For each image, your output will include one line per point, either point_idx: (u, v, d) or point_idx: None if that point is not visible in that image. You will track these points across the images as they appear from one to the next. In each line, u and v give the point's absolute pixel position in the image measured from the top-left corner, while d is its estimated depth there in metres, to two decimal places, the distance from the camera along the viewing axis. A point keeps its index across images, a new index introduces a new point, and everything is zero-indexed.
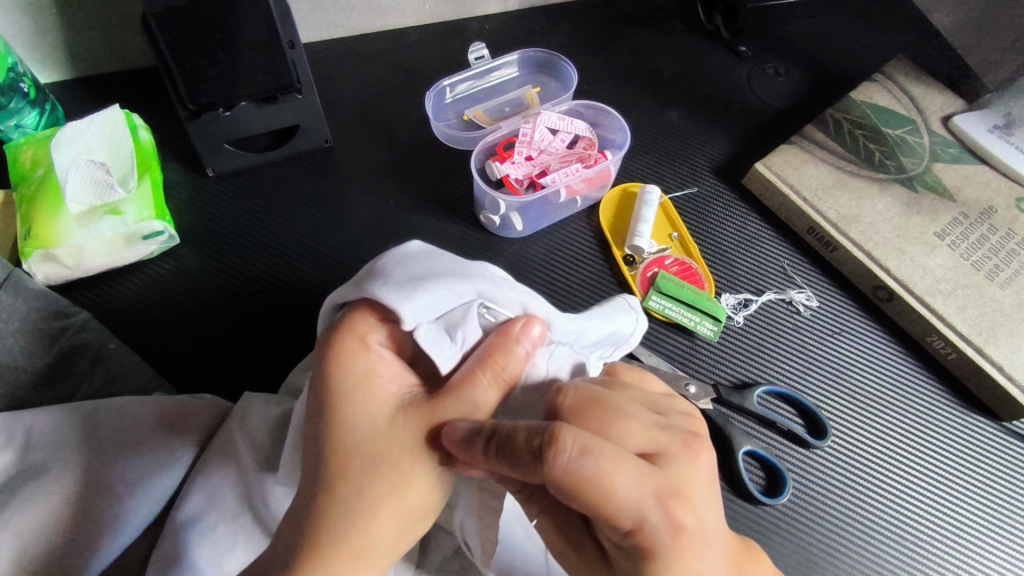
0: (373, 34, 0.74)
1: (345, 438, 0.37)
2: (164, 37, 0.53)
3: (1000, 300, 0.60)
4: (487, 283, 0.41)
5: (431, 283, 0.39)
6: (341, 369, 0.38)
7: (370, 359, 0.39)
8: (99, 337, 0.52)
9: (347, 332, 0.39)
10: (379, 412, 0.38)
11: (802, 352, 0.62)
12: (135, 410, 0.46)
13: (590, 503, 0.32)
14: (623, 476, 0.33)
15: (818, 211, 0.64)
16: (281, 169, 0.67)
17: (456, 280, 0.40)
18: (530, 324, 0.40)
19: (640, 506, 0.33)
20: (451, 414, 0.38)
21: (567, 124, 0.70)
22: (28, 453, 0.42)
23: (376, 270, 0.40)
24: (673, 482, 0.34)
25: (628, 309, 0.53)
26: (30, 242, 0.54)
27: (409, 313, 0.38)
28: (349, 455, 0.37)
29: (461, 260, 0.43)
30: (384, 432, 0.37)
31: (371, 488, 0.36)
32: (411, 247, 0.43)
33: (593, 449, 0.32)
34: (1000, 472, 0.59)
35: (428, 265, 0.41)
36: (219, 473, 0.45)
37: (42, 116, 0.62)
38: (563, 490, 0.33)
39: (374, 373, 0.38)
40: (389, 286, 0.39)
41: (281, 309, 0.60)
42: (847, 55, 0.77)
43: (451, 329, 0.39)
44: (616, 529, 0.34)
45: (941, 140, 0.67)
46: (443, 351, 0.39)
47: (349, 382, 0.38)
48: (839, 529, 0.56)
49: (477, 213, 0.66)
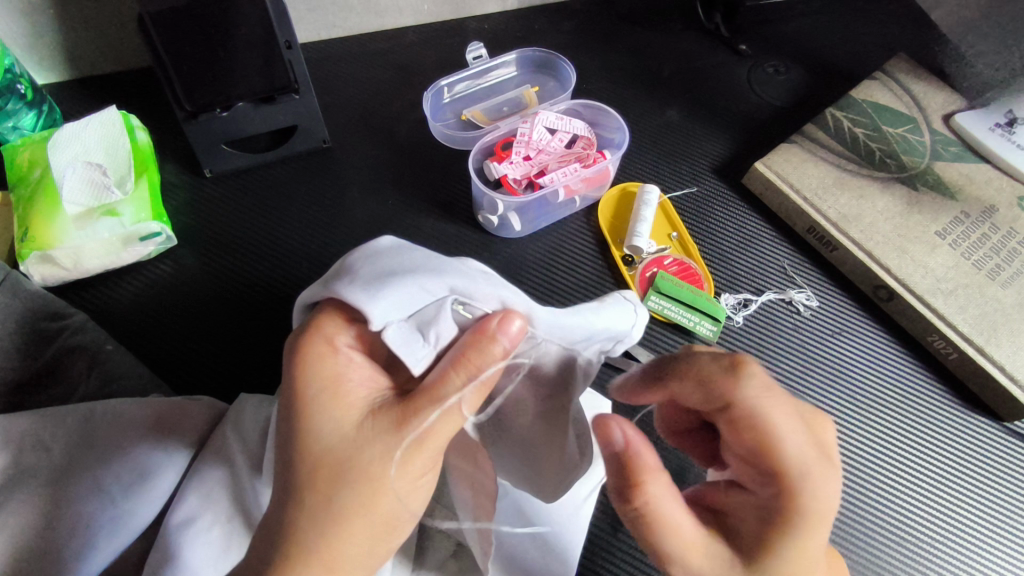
0: (372, 34, 0.74)
1: (313, 445, 0.36)
2: (161, 37, 0.53)
3: (1001, 300, 0.59)
4: (460, 279, 0.39)
5: (400, 279, 0.38)
6: (308, 374, 0.37)
7: (339, 361, 0.38)
8: (97, 339, 0.51)
9: (315, 334, 0.38)
10: (347, 416, 0.37)
11: (802, 352, 0.62)
12: (131, 411, 0.45)
13: (762, 436, 0.35)
14: (791, 427, 0.36)
15: (818, 211, 0.64)
16: (278, 170, 0.67)
17: (427, 276, 0.39)
18: (508, 322, 0.37)
19: (805, 455, 0.35)
20: (422, 418, 0.36)
21: (565, 124, 0.70)
22: (24, 455, 0.42)
23: (345, 269, 0.40)
24: (825, 449, 0.37)
25: (623, 302, 0.46)
26: (27, 244, 0.54)
27: (374, 311, 0.36)
28: (318, 462, 0.35)
29: (435, 257, 0.41)
30: (352, 439, 0.36)
31: (341, 498, 0.35)
32: (384, 245, 0.42)
33: (774, 393, 0.36)
34: (1001, 472, 0.58)
35: (398, 263, 0.40)
36: (213, 476, 0.45)
37: (39, 118, 0.62)
38: (742, 418, 0.36)
39: (343, 376, 0.37)
40: (355, 284, 0.38)
41: (277, 311, 0.60)
42: (848, 53, 0.76)
43: (423, 327, 0.38)
44: (765, 484, 0.36)
45: (942, 139, 0.67)
46: (414, 351, 0.38)
47: (318, 386, 0.37)
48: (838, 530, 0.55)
49: (475, 214, 0.66)
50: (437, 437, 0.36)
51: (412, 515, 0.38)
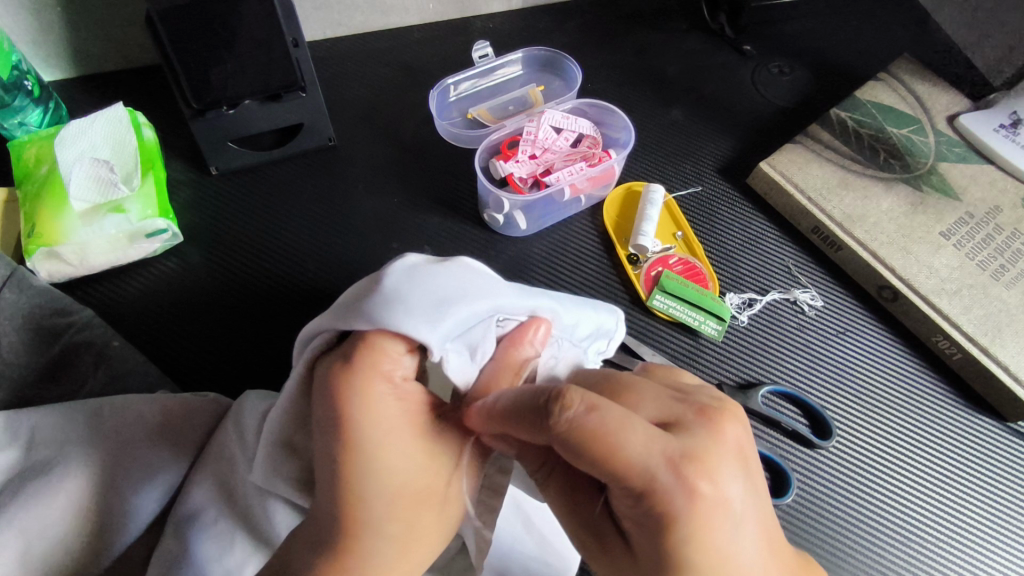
0: (377, 33, 0.74)
1: (388, 484, 0.37)
2: (168, 34, 0.53)
3: (1005, 300, 0.59)
4: (503, 300, 0.41)
5: (455, 309, 0.38)
6: (372, 414, 0.37)
7: (397, 396, 0.38)
8: (102, 335, 0.51)
9: (373, 374, 0.37)
10: (416, 449, 0.38)
11: (807, 352, 0.62)
12: (139, 407, 0.45)
13: (596, 462, 0.31)
14: (631, 434, 0.31)
15: (822, 211, 0.64)
16: (284, 168, 0.67)
17: (475, 296, 0.40)
18: (539, 330, 0.42)
19: (652, 463, 0.31)
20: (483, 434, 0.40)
21: (571, 123, 0.70)
22: (33, 451, 0.42)
23: (386, 296, 0.38)
24: (690, 448, 0.32)
25: (612, 310, 0.52)
26: (34, 240, 0.54)
27: (437, 344, 0.37)
28: (397, 494, 0.37)
29: (464, 272, 0.41)
30: (423, 464, 0.38)
31: (420, 522, 0.38)
32: (407, 265, 0.40)
33: (601, 407, 0.32)
34: (1005, 472, 0.58)
35: (438, 283, 0.39)
36: (220, 470, 0.45)
37: (45, 114, 0.62)
38: (573, 450, 0.32)
39: (401, 410, 0.38)
40: (412, 314, 0.37)
41: (283, 307, 0.60)
42: (852, 54, 0.77)
43: (471, 349, 0.40)
44: (636, 507, 0.32)
45: (946, 140, 0.67)
46: (466, 374, 0.40)
47: (380, 427, 0.37)
48: (841, 527, 0.56)
49: (480, 212, 0.66)
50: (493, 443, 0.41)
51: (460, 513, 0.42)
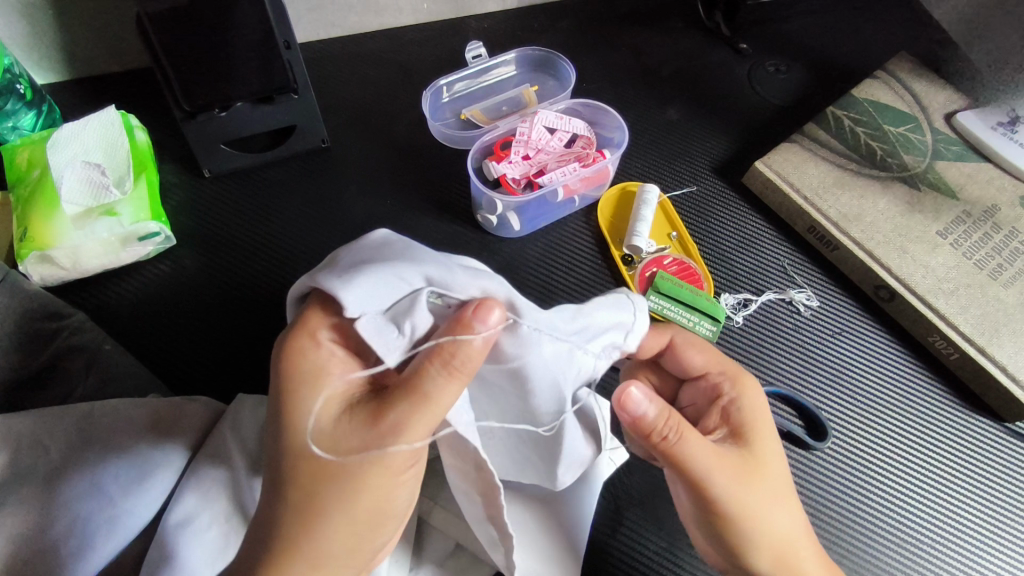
0: (371, 33, 0.74)
1: (294, 443, 0.36)
2: (158, 36, 0.53)
3: (1002, 300, 0.59)
4: (437, 269, 0.39)
5: (376, 270, 0.38)
6: (290, 370, 0.37)
7: (321, 359, 0.37)
8: (95, 340, 0.52)
9: (298, 330, 0.38)
10: (328, 412, 0.36)
11: (801, 352, 0.61)
12: (128, 412, 0.45)
13: None
14: None
15: (818, 210, 0.64)
16: (278, 169, 0.66)
17: (405, 266, 0.39)
18: (486, 312, 0.36)
19: None
20: (395, 412, 0.35)
21: (565, 123, 0.69)
22: (23, 456, 0.42)
23: (330, 261, 0.40)
24: None
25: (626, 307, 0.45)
26: (25, 244, 0.54)
27: (347, 297, 0.36)
28: (299, 458, 0.36)
29: (417, 248, 0.41)
30: (332, 431, 0.36)
31: (321, 494, 0.35)
32: (375, 238, 0.42)
33: None
34: (1004, 475, 0.58)
35: (381, 253, 0.40)
36: (210, 474, 0.45)
37: (38, 118, 0.62)
38: None
39: (324, 370, 0.37)
40: (335, 272, 0.38)
41: (276, 310, 0.60)
42: (849, 52, 0.76)
43: (398, 319, 0.37)
44: None
45: (944, 137, 0.66)
46: (388, 343, 0.37)
47: (298, 380, 0.37)
48: (837, 529, 0.55)
49: (474, 212, 0.66)
50: (412, 426, 0.35)
51: (396, 513, 0.38)
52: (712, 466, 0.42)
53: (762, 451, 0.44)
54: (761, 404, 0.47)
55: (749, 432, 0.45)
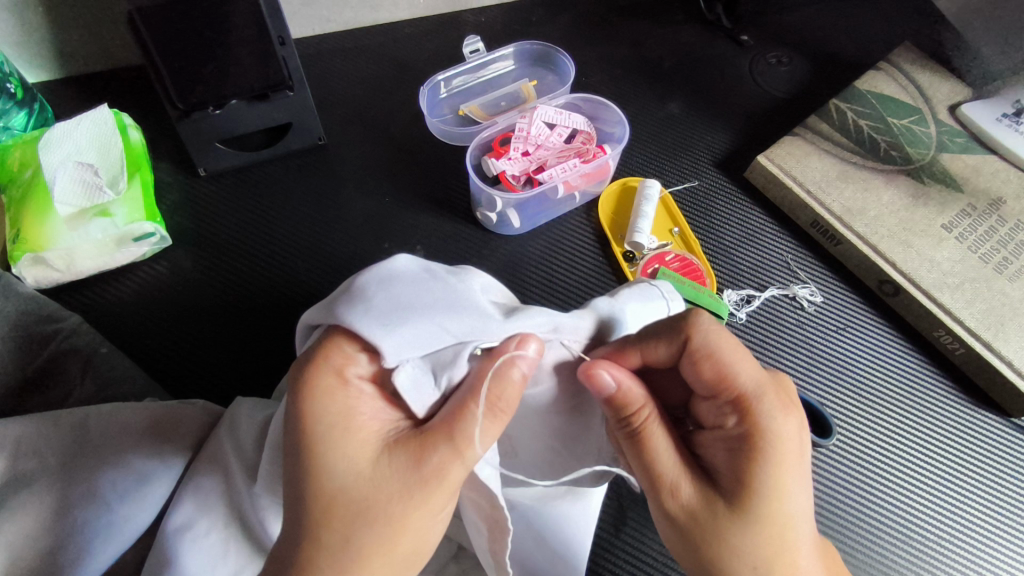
0: (366, 29, 0.73)
1: (327, 487, 0.34)
2: (151, 35, 0.52)
3: (1009, 293, 0.58)
4: (477, 320, 0.40)
5: (417, 317, 0.37)
6: (320, 409, 0.35)
7: (350, 395, 0.36)
8: (91, 342, 0.51)
9: (324, 367, 0.36)
10: (361, 452, 0.35)
11: (805, 347, 0.61)
12: (126, 416, 0.45)
13: None
14: None
15: (822, 205, 0.63)
16: (274, 168, 0.66)
17: (446, 315, 0.38)
18: (523, 343, 0.38)
19: None
20: (441, 455, 0.35)
21: (565, 118, 0.68)
22: (19, 462, 0.41)
23: (354, 291, 0.38)
24: None
25: (656, 296, 0.47)
26: (18, 246, 0.53)
27: (389, 348, 0.36)
28: (333, 505, 0.34)
29: (448, 285, 0.41)
30: (370, 475, 0.34)
31: (360, 537, 0.34)
32: (398, 266, 0.40)
33: None
34: (1007, 470, 0.57)
35: (412, 290, 0.39)
36: (208, 480, 0.44)
37: (31, 117, 0.61)
38: None
39: (354, 409, 0.36)
40: (371, 314, 0.37)
41: (272, 310, 0.59)
42: (850, 43, 0.75)
43: (437, 369, 0.38)
44: None
45: (949, 129, 0.66)
46: (423, 393, 0.37)
47: (328, 422, 0.35)
48: (825, 521, 0.54)
49: (474, 209, 0.65)
50: (457, 466, 0.35)
51: (432, 545, 0.37)
52: (671, 479, 0.38)
53: (777, 505, 0.36)
54: (785, 432, 0.37)
55: (763, 468, 0.36)
